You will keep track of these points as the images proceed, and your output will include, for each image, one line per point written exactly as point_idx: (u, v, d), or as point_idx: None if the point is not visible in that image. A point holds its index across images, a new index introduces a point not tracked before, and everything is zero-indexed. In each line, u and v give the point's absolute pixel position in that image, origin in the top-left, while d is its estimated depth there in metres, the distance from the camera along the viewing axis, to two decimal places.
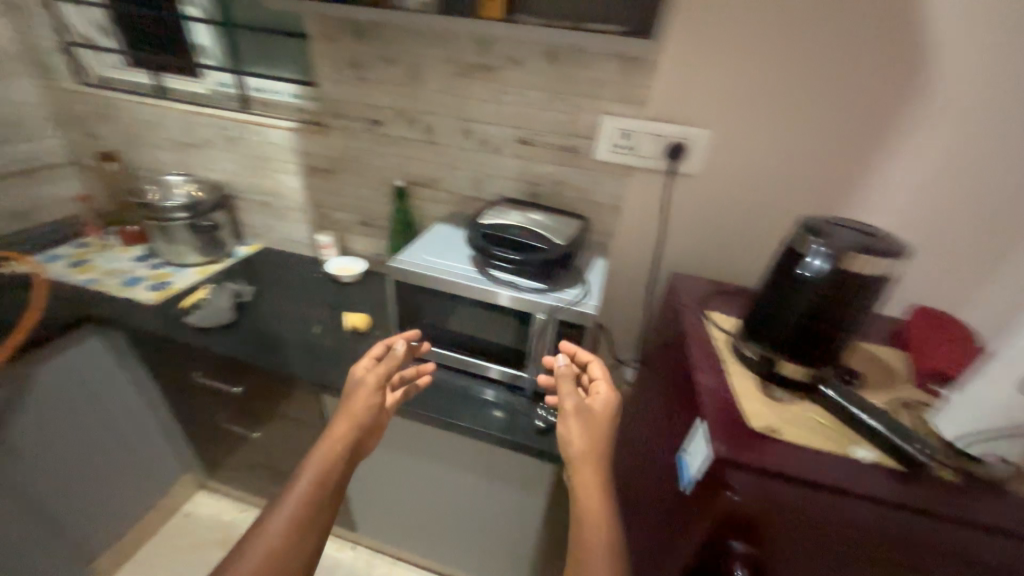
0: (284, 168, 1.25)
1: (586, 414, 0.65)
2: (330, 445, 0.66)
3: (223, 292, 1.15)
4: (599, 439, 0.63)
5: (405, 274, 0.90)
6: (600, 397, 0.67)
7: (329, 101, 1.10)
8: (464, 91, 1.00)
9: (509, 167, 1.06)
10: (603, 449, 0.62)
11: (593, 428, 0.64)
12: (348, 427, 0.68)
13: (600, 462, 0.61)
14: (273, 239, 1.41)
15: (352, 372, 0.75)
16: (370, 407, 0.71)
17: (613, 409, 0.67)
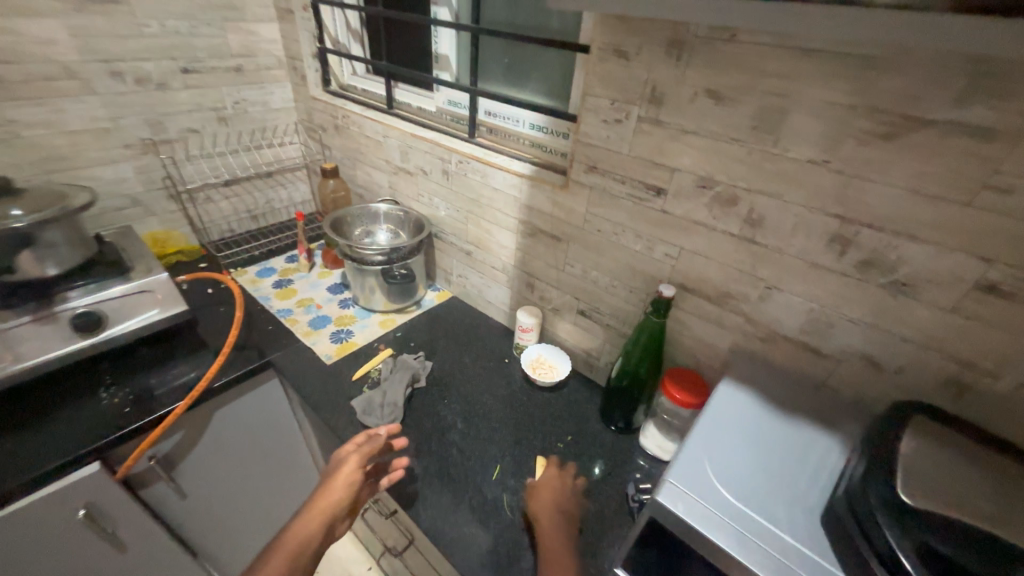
0: (498, 219, 0.95)
1: (533, 489, 0.73)
2: (304, 520, 0.66)
3: (399, 376, 0.91)
4: (547, 498, 0.71)
5: (689, 534, 0.45)
6: (549, 473, 0.75)
7: (590, 148, 0.73)
8: (877, 170, 0.49)
9: (918, 325, 0.52)
10: (557, 514, 0.69)
11: (538, 493, 0.72)
12: (327, 503, 0.68)
13: (556, 525, 0.67)
14: (465, 291, 1.15)
15: (335, 456, 0.73)
16: (343, 493, 0.68)
17: (566, 481, 0.75)
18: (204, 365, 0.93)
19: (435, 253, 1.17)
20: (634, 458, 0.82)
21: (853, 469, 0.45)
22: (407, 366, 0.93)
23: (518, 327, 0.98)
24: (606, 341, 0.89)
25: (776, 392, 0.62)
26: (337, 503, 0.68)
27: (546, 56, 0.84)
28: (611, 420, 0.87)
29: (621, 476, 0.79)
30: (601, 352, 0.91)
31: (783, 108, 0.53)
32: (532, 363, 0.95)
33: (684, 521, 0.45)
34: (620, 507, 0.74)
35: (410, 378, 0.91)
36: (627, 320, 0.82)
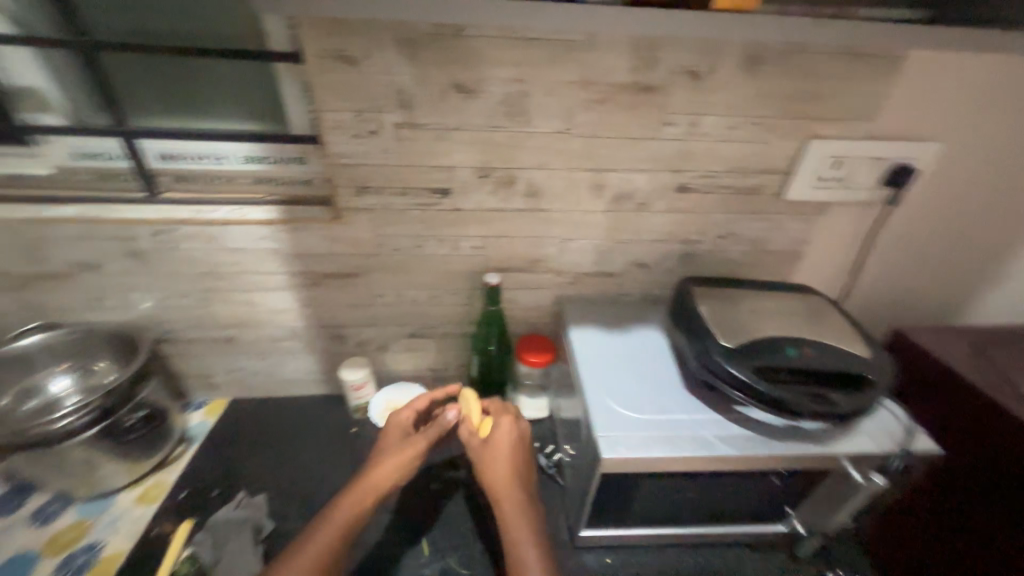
0: (260, 283, 0.74)
1: (486, 451, 0.64)
2: (348, 500, 0.60)
3: (233, 536, 0.68)
4: (501, 462, 0.63)
5: (635, 466, 0.54)
6: (501, 427, 0.66)
7: (352, 169, 0.64)
8: (604, 128, 0.62)
9: (658, 228, 0.73)
10: (513, 479, 0.62)
11: (491, 455, 0.64)
12: (381, 476, 0.63)
13: (514, 494, 0.60)
14: (247, 385, 0.87)
15: (393, 423, 0.71)
16: (398, 463, 0.65)
17: (519, 433, 0.67)
18: None
19: (172, 361, 0.82)
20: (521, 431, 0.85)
21: (685, 341, 0.61)
22: (230, 520, 0.70)
23: (347, 388, 0.83)
24: (447, 349, 0.86)
25: (602, 317, 0.76)
26: (391, 475, 0.64)
27: (225, 68, 0.64)
28: None
29: None
30: (447, 361, 0.88)
31: (525, 92, 0.59)
32: (386, 414, 0.84)
33: (631, 458, 0.53)
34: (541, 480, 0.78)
35: (252, 527, 0.69)
36: (461, 320, 0.81)
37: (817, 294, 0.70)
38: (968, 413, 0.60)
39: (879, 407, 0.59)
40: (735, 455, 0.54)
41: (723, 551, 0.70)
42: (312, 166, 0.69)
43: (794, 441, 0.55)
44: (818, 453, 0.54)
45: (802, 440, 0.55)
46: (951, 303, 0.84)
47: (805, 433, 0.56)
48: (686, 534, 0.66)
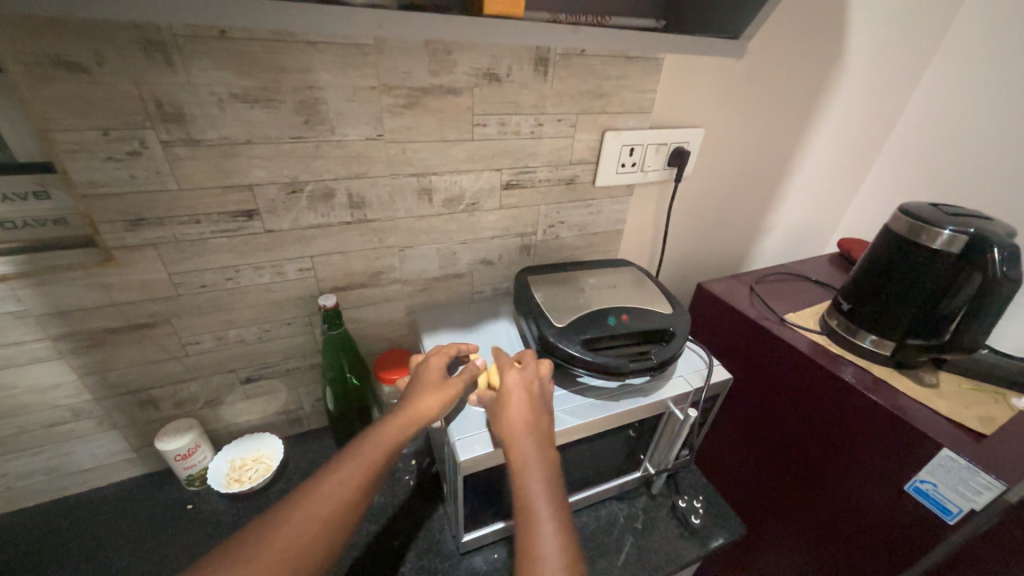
0: (4, 358, 0.56)
1: (498, 400, 0.56)
2: (377, 439, 0.52)
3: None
4: (519, 419, 0.54)
5: (494, 458, 0.55)
6: (512, 380, 0.57)
7: (113, 199, 0.52)
8: (417, 132, 0.61)
9: (494, 225, 0.75)
10: (528, 437, 0.53)
11: (505, 409, 0.54)
12: (406, 417, 0.54)
13: (531, 450, 0.52)
14: (19, 492, 0.67)
15: (426, 364, 0.61)
16: (433, 401, 0.56)
17: (535, 383, 0.58)
18: None
19: None
20: None
21: (526, 328, 0.65)
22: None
23: (171, 460, 0.69)
24: (298, 386, 0.78)
25: (457, 320, 0.76)
26: (427, 417, 0.54)
27: None
28: None
29: (401, 472, 0.78)
30: (301, 399, 0.79)
31: (321, 97, 0.55)
32: (230, 477, 0.71)
33: (487, 453, 0.53)
34: (424, 496, 0.75)
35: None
36: (306, 351, 0.74)
37: (634, 265, 0.80)
38: (753, 342, 0.77)
39: (687, 351, 0.71)
40: (583, 423, 0.58)
41: (600, 510, 0.77)
42: (59, 201, 0.51)
43: (625, 396, 0.62)
44: (645, 401, 0.62)
45: (632, 394, 0.63)
46: (734, 256, 1.05)
47: (636, 387, 0.64)
48: None
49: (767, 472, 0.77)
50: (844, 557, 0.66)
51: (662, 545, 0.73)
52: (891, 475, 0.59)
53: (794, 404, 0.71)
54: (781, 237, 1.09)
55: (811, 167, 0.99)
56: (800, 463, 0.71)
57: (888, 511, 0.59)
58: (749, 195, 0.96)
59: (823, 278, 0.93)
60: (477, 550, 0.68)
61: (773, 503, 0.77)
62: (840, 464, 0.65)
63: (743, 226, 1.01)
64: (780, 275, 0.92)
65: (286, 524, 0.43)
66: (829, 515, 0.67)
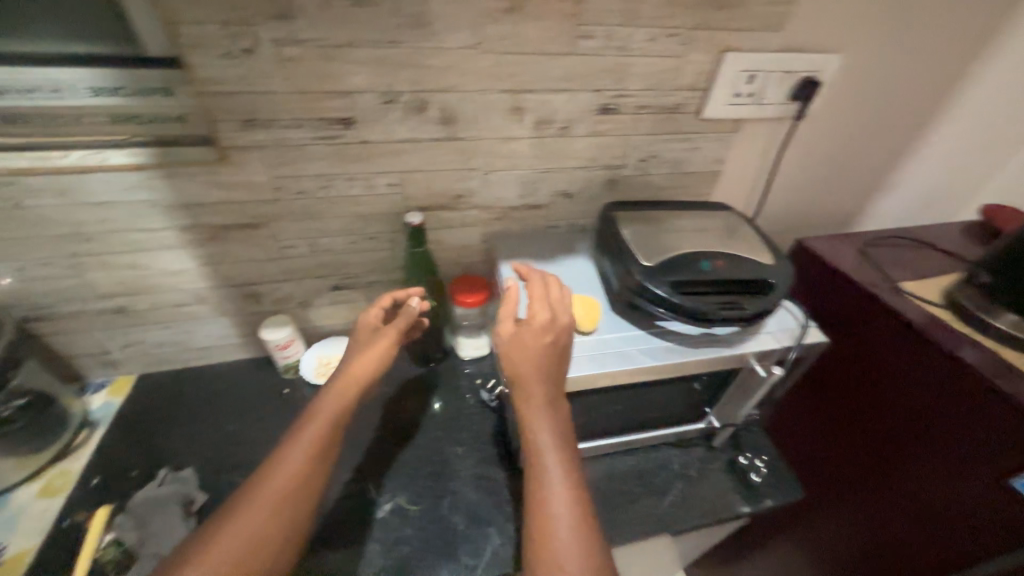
0: (140, 241, 0.64)
1: (513, 344, 0.54)
2: (330, 403, 0.56)
3: (154, 513, 0.62)
4: (532, 365, 0.52)
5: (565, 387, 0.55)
6: (528, 334, 0.53)
7: (227, 98, 0.54)
8: (516, 41, 0.57)
9: (581, 153, 0.71)
10: (541, 382, 0.52)
11: (518, 355, 0.53)
12: (352, 377, 0.59)
13: (541, 395, 0.52)
14: (154, 358, 0.79)
15: (359, 324, 0.64)
16: (375, 363, 0.61)
17: (555, 321, 0.55)
18: None
19: (49, 340, 0.72)
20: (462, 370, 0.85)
21: (609, 265, 0.63)
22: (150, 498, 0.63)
23: (271, 349, 0.77)
24: (377, 298, 0.82)
25: (533, 250, 0.74)
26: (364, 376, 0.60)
27: None
28: (426, 358, 0.86)
29: (466, 391, 0.83)
30: None
31: None
32: (318, 372, 0.80)
33: (561, 380, 0.53)
34: (485, 415, 0.79)
35: (181, 501, 0.64)
36: (387, 266, 0.77)
37: (730, 211, 0.73)
38: (856, 310, 0.69)
39: (779, 308, 0.66)
40: (658, 365, 0.57)
41: (655, 454, 0.78)
42: (180, 100, 0.54)
43: (706, 345, 0.60)
44: (726, 353, 0.59)
45: (713, 345, 0.60)
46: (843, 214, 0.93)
47: (719, 338, 0.60)
48: (619, 443, 0.71)
49: (853, 447, 0.72)
50: (936, 544, 0.61)
51: (714, 495, 0.73)
52: (1007, 471, 0.52)
53: (896, 381, 0.64)
54: (909, 195, 0.93)
55: (970, 113, 0.81)
56: (884, 439, 0.67)
57: (1002, 508, 0.53)
58: (880, 143, 0.82)
59: (956, 248, 0.80)
60: (532, 469, 0.72)
61: (856, 480, 0.72)
62: (947, 450, 0.58)
63: (863, 180, 0.88)
64: (901, 240, 0.80)
65: (247, 504, 0.47)
66: (923, 502, 0.62)
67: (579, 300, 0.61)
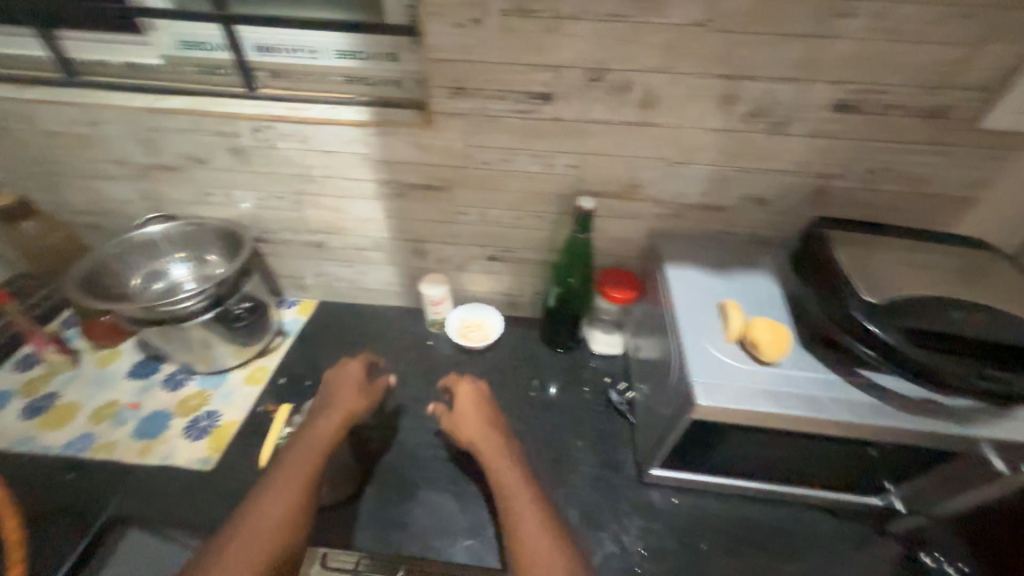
0: (347, 189, 0.73)
1: (455, 420, 0.66)
2: (319, 429, 0.61)
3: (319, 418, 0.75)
4: (481, 421, 0.65)
5: (732, 417, 0.49)
6: (462, 396, 0.68)
7: (447, 65, 0.57)
8: (755, 19, 0.50)
9: (791, 156, 0.61)
10: (484, 432, 0.64)
11: (466, 415, 0.66)
12: (331, 425, 0.62)
13: (487, 439, 0.63)
14: (333, 290, 0.92)
15: (329, 379, 0.70)
16: (341, 412, 0.64)
17: (480, 392, 0.69)
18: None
19: (268, 260, 0.88)
20: (592, 364, 0.83)
21: (808, 291, 0.54)
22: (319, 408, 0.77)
23: (426, 303, 0.84)
24: (524, 275, 0.83)
25: (705, 256, 0.67)
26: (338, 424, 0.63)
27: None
28: (557, 342, 0.85)
29: (590, 386, 0.80)
30: (522, 288, 0.86)
31: None
32: (460, 332, 0.85)
33: (732, 409, 0.48)
34: (609, 416, 0.76)
35: None
36: (544, 246, 0.77)
37: (991, 251, 0.56)
38: None
39: None
40: (856, 422, 0.47)
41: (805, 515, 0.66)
42: None
43: (930, 416, 0.47)
44: (959, 431, 0.46)
45: (940, 417, 0.47)
46: None
47: (953, 410, 0.47)
48: (764, 489, 0.61)
49: None
50: None
51: None
52: None
53: None
54: None
55: None
56: None
57: None
58: None
59: None
60: (656, 486, 0.67)
61: None
62: None
63: None
64: None
65: (251, 522, 0.51)
66: None
67: (764, 322, 0.52)
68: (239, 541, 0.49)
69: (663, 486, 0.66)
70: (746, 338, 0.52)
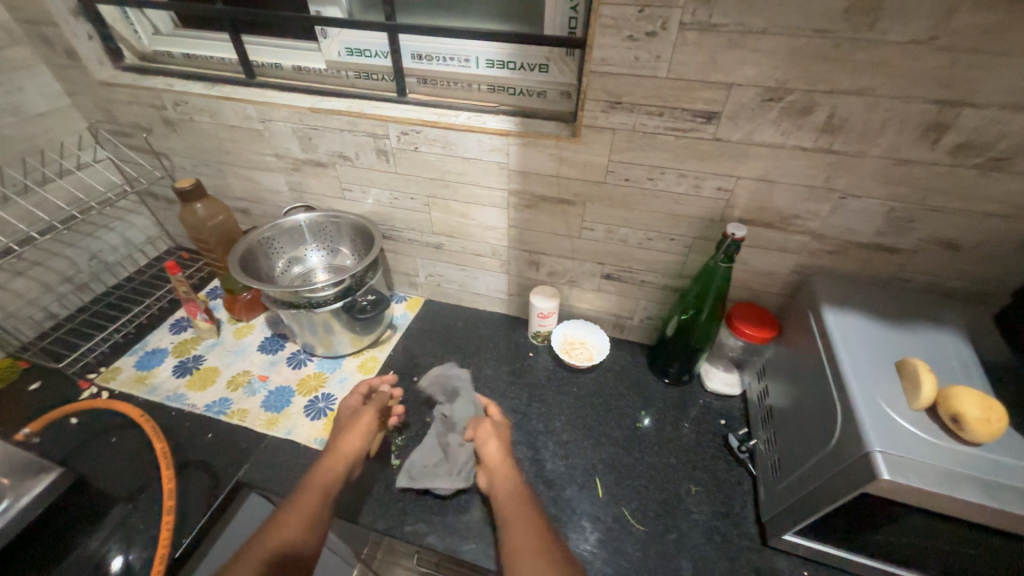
0: (477, 196, 0.75)
1: (484, 437, 0.64)
2: (345, 444, 0.62)
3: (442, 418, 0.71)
4: (500, 454, 0.63)
5: (919, 499, 0.42)
6: (496, 423, 0.67)
7: (610, 78, 0.55)
8: (996, 38, 0.42)
9: (1004, 197, 0.51)
10: (502, 467, 0.61)
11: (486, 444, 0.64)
12: (339, 459, 0.61)
13: (508, 474, 0.60)
14: (441, 291, 0.95)
15: (341, 408, 0.68)
16: (359, 439, 0.63)
17: (502, 430, 0.67)
18: (154, 536, 0.62)
19: (388, 256, 0.92)
20: (705, 402, 0.77)
21: None
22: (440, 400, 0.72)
23: (534, 315, 0.83)
24: (640, 298, 0.80)
25: (868, 302, 0.59)
26: (352, 451, 0.62)
27: None
28: (665, 372, 0.80)
29: (703, 425, 0.74)
30: (634, 310, 0.82)
31: None
32: (564, 348, 0.83)
33: (925, 490, 0.41)
34: (725, 462, 0.69)
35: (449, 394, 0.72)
36: (669, 270, 0.73)
37: None
38: None
39: None
40: None
41: None
42: None
43: None
44: None
45: None
46: None
47: None
48: None
49: None
50: None
51: None
52: None
53: None
54: None
55: None
56: None
57: None
58: None
59: None
60: (783, 553, 0.60)
61: None
62: None
63: None
64: None
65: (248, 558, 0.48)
66: None
67: (973, 394, 0.43)
68: (247, 551, 0.49)
69: (794, 554, 0.59)
70: (945, 410, 0.44)
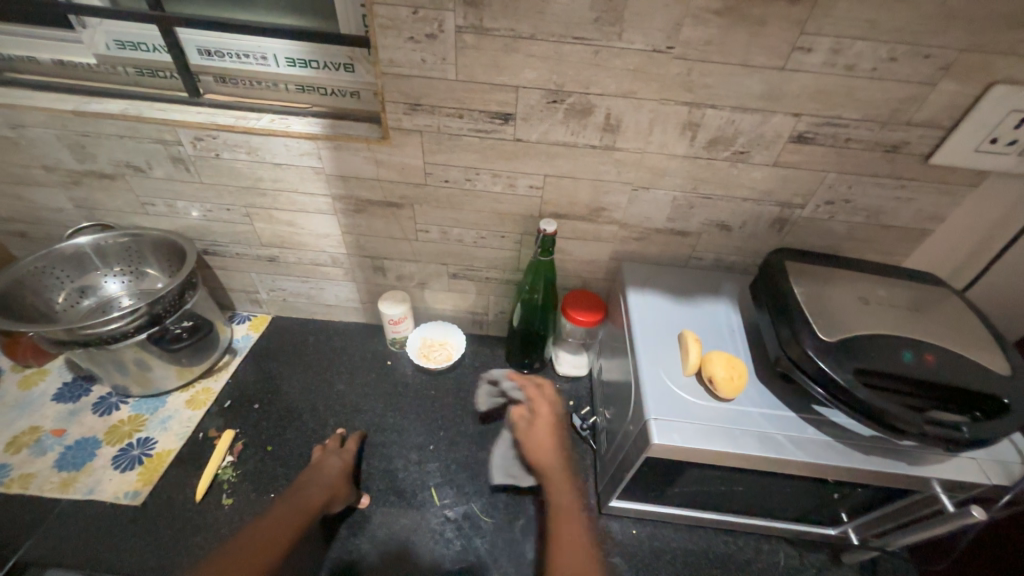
0: (301, 203, 0.70)
1: (536, 426, 0.63)
2: (311, 492, 0.60)
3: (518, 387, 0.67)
4: (547, 452, 0.59)
5: (688, 456, 0.47)
6: (540, 412, 0.64)
7: (403, 80, 0.54)
8: (715, 50, 0.49)
9: (751, 184, 0.60)
10: (561, 464, 0.58)
11: (533, 438, 0.61)
12: (307, 501, 0.59)
13: (557, 473, 0.58)
14: (290, 306, 0.88)
15: (319, 456, 0.67)
16: (324, 494, 0.60)
17: (559, 417, 0.64)
18: None
19: (219, 273, 0.83)
20: (557, 385, 0.81)
21: (767, 323, 0.52)
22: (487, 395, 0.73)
23: (386, 322, 0.80)
24: (489, 294, 0.81)
25: (667, 283, 0.66)
26: (319, 501, 0.60)
27: None
28: (521, 363, 0.83)
29: None
30: (487, 306, 0.84)
31: None
32: (422, 352, 0.82)
33: (688, 448, 0.46)
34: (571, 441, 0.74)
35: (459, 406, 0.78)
36: (508, 266, 0.75)
37: (939, 285, 0.57)
38: None
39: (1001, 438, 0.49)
40: (810, 463, 0.46)
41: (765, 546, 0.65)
42: None
43: (880, 454, 0.47)
44: (903, 469, 0.46)
45: (890, 457, 0.47)
46: None
47: (900, 452, 0.47)
48: (722, 520, 0.60)
49: None
50: None
51: None
52: None
53: None
54: None
55: None
56: None
57: None
58: None
59: None
60: (617, 516, 0.65)
61: None
62: None
63: None
64: None
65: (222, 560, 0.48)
66: None
67: (722, 357, 0.51)
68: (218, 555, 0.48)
69: (625, 516, 0.65)
70: (704, 372, 0.51)
